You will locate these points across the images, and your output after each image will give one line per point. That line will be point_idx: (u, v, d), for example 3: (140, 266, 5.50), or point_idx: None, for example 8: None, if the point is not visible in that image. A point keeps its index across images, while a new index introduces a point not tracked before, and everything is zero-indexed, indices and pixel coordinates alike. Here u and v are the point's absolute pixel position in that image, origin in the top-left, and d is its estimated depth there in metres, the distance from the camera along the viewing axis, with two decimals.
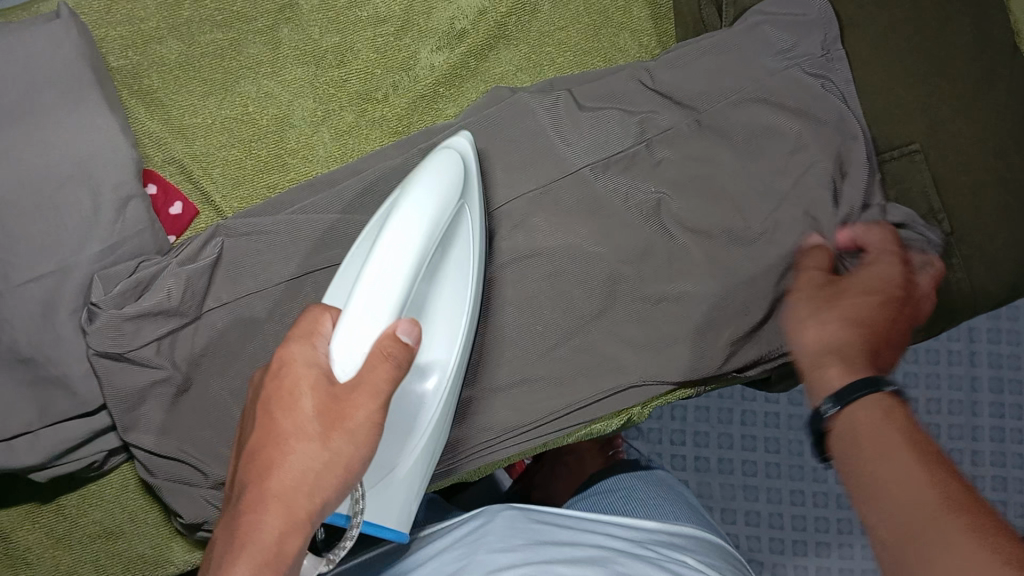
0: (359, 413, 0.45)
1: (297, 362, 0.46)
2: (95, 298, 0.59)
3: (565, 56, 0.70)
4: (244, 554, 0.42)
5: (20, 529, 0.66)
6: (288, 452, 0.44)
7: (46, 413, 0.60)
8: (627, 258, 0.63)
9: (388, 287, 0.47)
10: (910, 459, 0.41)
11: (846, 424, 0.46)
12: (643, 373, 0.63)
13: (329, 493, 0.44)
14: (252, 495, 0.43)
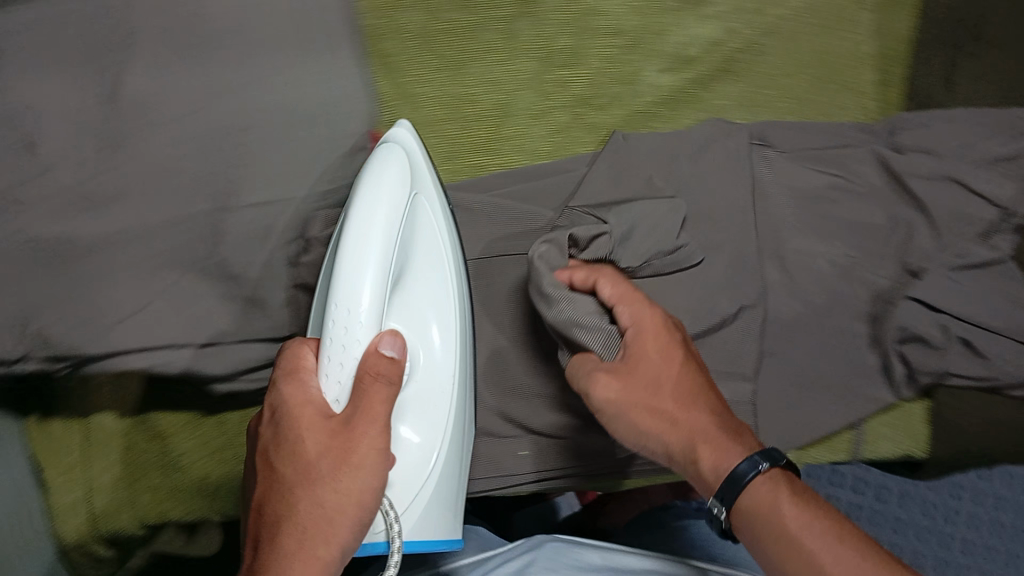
0: (365, 444, 0.49)
1: (296, 405, 0.50)
2: (314, 232, 0.65)
3: (786, 101, 0.71)
4: None
5: (179, 436, 0.71)
6: (298, 499, 0.48)
7: (241, 329, 0.64)
8: (799, 305, 0.67)
9: (365, 298, 0.51)
10: (833, 557, 0.44)
11: (748, 528, 0.47)
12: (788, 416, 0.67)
13: (351, 526, 0.48)
14: (271, 552, 0.47)
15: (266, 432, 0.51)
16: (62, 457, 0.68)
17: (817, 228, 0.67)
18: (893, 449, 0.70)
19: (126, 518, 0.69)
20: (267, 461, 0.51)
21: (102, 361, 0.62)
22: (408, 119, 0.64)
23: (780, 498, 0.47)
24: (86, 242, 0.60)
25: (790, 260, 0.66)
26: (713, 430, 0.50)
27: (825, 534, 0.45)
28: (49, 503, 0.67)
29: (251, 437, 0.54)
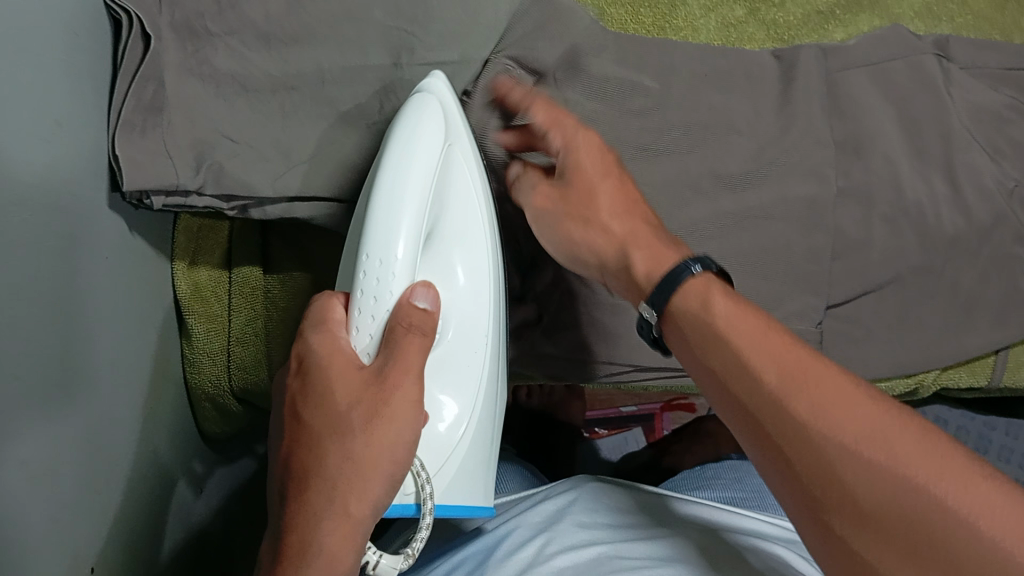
0: (394, 394, 0.45)
1: (327, 355, 0.46)
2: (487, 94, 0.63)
3: (962, 17, 0.73)
4: None
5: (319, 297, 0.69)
6: (324, 456, 0.44)
7: None
8: (969, 224, 0.66)
9: (397, 258, 0.48)
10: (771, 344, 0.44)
11: (698, 293, 0.49)
12: (935, 329, 0.68)
13: (379, 484, 0.44)
14: (301, 519, 0.44)
15: (298, 380, 0.47)
16: (210, 307, 0.68)
17: (989, 144, 0.68)
18: None
19: (261, 375, 0.70)
20: (297, 414, 0.46)
21: (270, 206, 0.62)
22: (438, 72, 0.59)
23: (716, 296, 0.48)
24: (268, 83, 0.60)
25: (959, 173, 0.66)
26: (655, 240, 0.56)
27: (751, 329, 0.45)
28: (188, 354, 0.68)
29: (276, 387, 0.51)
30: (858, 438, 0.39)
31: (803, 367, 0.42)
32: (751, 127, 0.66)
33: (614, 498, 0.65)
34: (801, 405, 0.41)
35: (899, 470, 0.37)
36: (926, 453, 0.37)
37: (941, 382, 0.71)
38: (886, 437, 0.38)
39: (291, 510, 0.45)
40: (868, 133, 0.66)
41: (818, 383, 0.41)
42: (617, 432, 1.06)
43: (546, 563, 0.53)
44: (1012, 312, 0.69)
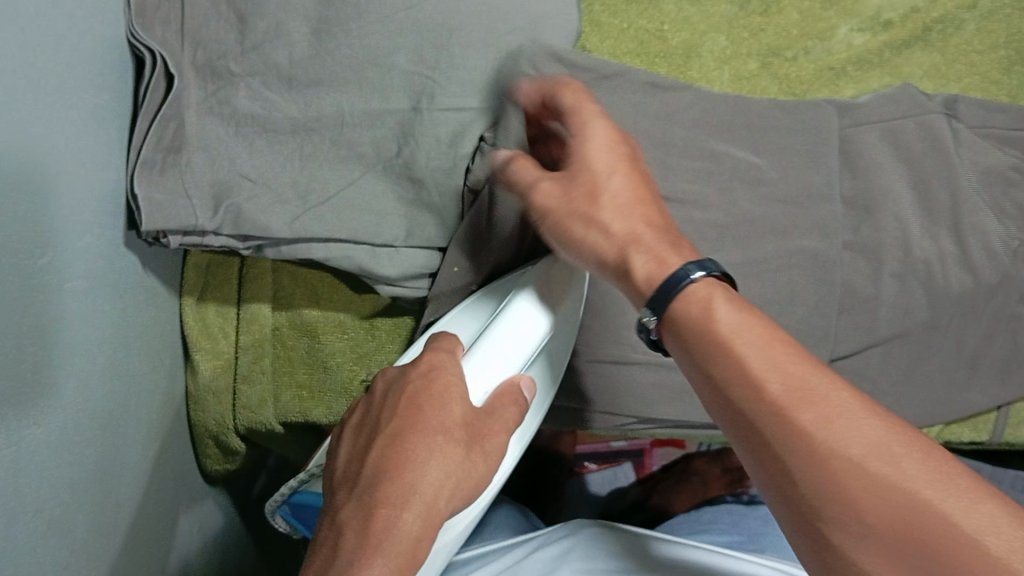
0: (491, 441, 0.47)
1: (452, 371, 0.48)
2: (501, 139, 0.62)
3: (973, 77, 0.74)
4: (380, 553, 0.40)
5: (328, 335, 0.68)
6: (432, 449, 0.44)
7: (413, 234, 0.64)
8: (971, 283, 0.67)
9: (501, 366, 0.51)
10: (760, 349, 0.40)
11: (703, 297, 0.43)
12: (938, 385, 0.68)
13: (446, 513, 0.44)
14: (392, 491, 0.43)
15: (415, 384, 0.47)
16: (216, 342, 0.67)
17: (996, 205, 0.68)
18: None
19: (265, 415, 0.68)
20: (396, 411, 0.46)
21: (285, 247, 0.61)
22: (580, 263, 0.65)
23: (721, 305, 0.42)
24: (288, 125, 0.61)
25: (966, 233, 0.67)
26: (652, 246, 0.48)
27: (746, 330, 0.41)
28: (193, 390, 0.68)
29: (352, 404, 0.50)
30: (857, 434, 0.35)
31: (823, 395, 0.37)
32: (761, 181, 0.67)
33: (617, 544, 0.63)
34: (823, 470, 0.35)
35: (889, 465, 0.34)
36: (924, 469, 0.34)
37: (943, 438, 0.71)
38: (888, 437, 0.35)
39: (366, 508, 0.42)
40: (876, 191, 0.67)
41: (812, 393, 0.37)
42: (606, 467, 1.04)
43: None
44: (1015, 371, 0.69)
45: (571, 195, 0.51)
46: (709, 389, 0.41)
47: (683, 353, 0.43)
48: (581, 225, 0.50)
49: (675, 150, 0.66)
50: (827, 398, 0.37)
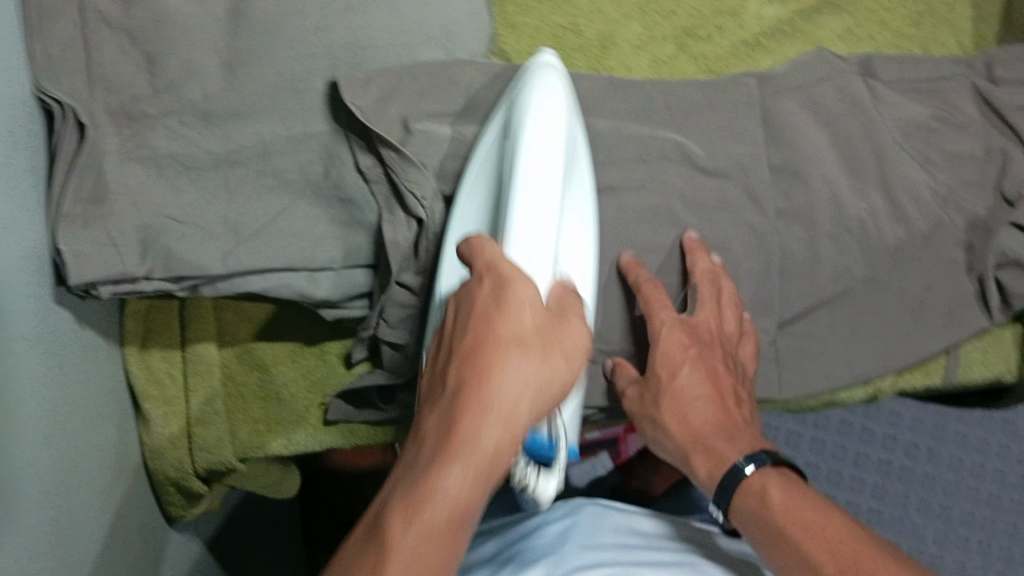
0: (568, 344, 0.49)
1: (520, 278, 0.49)
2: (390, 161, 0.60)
3: (885, 36, 0.75)
4: (434, 505, 0.44)
5: (280, 365, 0.67)
6: (506, 365, 0.46)
7: (349, 254, 0.63)
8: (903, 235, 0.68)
9: (535, 209, 0.53)
10: (817, 517, 0.54)
11: (757, 485, 0.57)
12: (887, 337, 0.70)
13: (524, 426, 0.46)
14: (462, 421, 0.45)
15: (479, 301, 0.49)
16: (164, 388, 0.66)
17: (921, 157, 0.69)
18: (985, 372, 0.71)
19: (223, 454, 0.67)
20: (463, 327, 0.49)
21: (221, 283, 0.60)
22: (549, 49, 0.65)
23: (774, 487, 0.56)
24: (210, 159, 0.60)
25: (895, 186, 0.68)
26: (745, 435, 0.61)
27: (795, 514, 0.54)
28: (147, 439, 0.67)
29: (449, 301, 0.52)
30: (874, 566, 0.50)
31: (842, 548, 0.52)
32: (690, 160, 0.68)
33: (623, 523, 0.66)
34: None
35: None
36: None
37: (896, 388, 0.72)
38: None
39: (447, 430, 0.45)
40: (804, 157, 0.68)
41: (864, 561, 0.50)
42: (584, 459, 1.01)
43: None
44: (959, 315, 0.70)
45: (708, 362, 0.63)
46: (771, 547, 0.55)
47: (750, 523, 0.57)
48: (705, 391, 0.62)
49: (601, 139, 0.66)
50: (855, 553, 0.51)
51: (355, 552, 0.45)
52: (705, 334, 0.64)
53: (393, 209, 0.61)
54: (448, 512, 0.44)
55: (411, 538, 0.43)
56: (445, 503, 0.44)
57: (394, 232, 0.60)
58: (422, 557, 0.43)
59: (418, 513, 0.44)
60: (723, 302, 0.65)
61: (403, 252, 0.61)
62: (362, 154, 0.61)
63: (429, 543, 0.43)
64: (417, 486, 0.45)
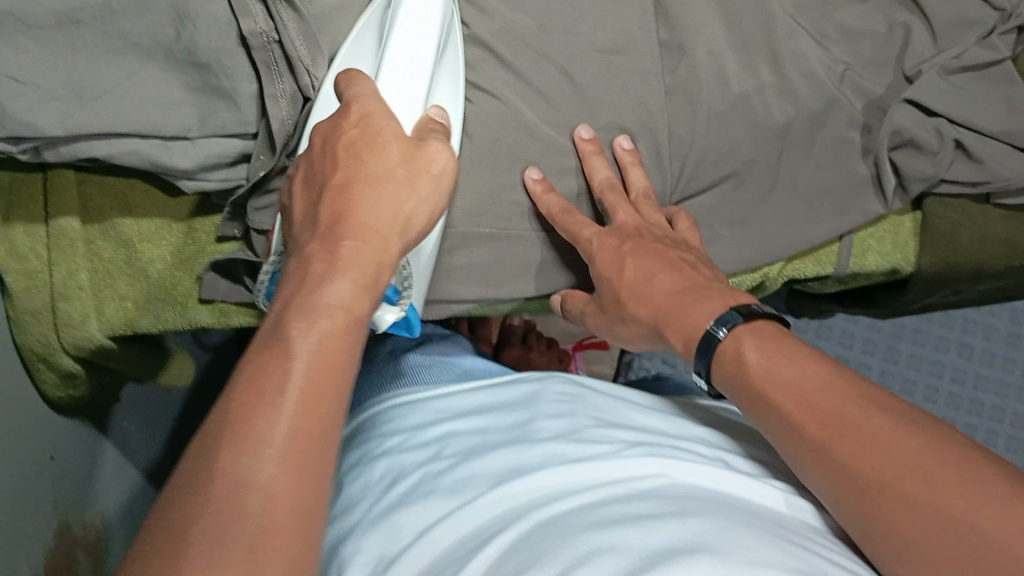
0: (434, 166, 0.52)
1: (382, 116, 0.51)
2: (275, 5, 0.61)
3: None
4: (323, 313, 0.41)
5: (147, 244, 0.66)
6: (371, 193, 0.48)
7: (205, 123, 0.62)
8: (792, 116, 0.66)
9: (416, 58, 0.58)
10: (814, 371, 0.49)
11: (734, 346, 0.52)
12: (776, 222, 0.67)
13: (402, 241, 0.48)
14: (336, 232, 0.45)
15: (351, 129, 0.50)
16: (26, 259, 0.63)
17: (816, 31, 0.66)
18: (880, 261, 0.70)
19: (87, 330, 0.66)
20: (335, 156, 0.49)
21: (64, 147, 0.59)
22: None
23: (749, 344, 0.52)
24: (51, 18, 0.56)
25: (784, 61, 0.66)
26: (715, 292, 0.56)
27: (788, 368, 0.50)
28: (12, 313, 0.65)
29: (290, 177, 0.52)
30: (905, 461, 0.44)
31: (824, 398, 0.48)
32: (571, 32, 0.64)
33: (592, 399, 0.63)
34: (859, 465, 0.45)
35: (930, 480, 0.43)
36: (923, 449, 0.44)
37: (785, 276, 0.70)
38: (925, 461, 0.44)
39: (328, 242, 0.45)
40: (688, 30, 0.65)
41: (860, 422, 0.46)
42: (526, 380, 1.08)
43: (537, 467, 0.52)
44: (853, 200, 0.67)
45: (646, 248, 0.61)
46: (756, 409, 0.51)
47: (730, 382, 0.52)
48: (660, 269, 0.60)
49: (476, 11, 0.63)
50: (886, 443, 0.45)
51: (253, 362, 0.39)
52: (635, 227, 0.62)
53: (275, 80, 0.62)
54: (342, 314, 0.42)
55: (309, 343, 0.39)
56: (338, 305, 0.42)
57: (277, 108, 0.62)
58: (325, 361, 0.40)
59: (314, 319, 0.41)
60: (638, 201, 0.64)
61: (286, 126, 0.63)
62: (245, 19, 0.60)
63: (328, 347, 0.40)
64: (307, 294, 0.42)
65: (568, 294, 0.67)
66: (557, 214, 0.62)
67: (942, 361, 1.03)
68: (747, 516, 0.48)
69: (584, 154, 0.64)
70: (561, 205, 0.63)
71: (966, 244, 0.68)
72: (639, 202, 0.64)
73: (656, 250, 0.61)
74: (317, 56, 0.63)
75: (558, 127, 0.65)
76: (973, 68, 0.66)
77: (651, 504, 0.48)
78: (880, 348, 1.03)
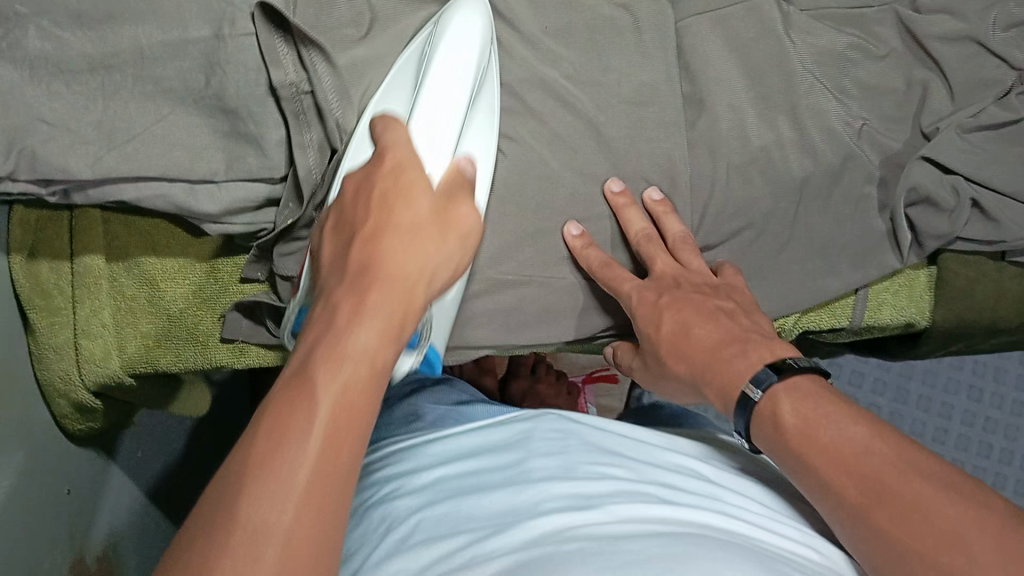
0: (465, 224, 0.53)
1: (413, 165, 0.53)
2: (310, 52, 0.61)
3: None
4: (348, 356, 0.43)
5: (169, 283, 0.67)
6: (400, 249, 0.49)
7: (233, 167, 0.62)
8: (810, 170, 0.67)
9: (447, 107, 0.60)
10: (853, 431, 0.50)
11: (770, 407, 0.53)
12: (791, 273, 0.68)
13: (427, 293, 0.50)
14: (360, 282, 0.47)
15: (384, 180, 0.52)
16: (50, 297, 0.65)
17: (836, 85, 0.67)
18: (894, 314, 0.71)
19: (109, 367, 0.67)
20: (367, 204, 0.51)
21: (93, 191, 0.60)
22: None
23: (785, 406, 0.52)
24: (85, 64, 0.58)
25: (803, 114, 0.66)
26: (759, 347, 0.56)
27: (829, 431, 0.50)
28: (35, 349, 0.66)
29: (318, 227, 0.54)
30: (941, 530, 0.44)
31: (867, 461, 0.48)
32: (599, 84, 0.65)
33: (584, 435, 0.64)
34: (898, 532, 0.46)
35: (970, 547, 0.43)
36: (963, 516, 0.45)
37: (800, 327, 0.71)
38: (964, 527, 0.44)
39: (357, 290, 0.46)
40: (707, 83, 0.66)
41: (900, 489, 0.47)
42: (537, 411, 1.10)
43: (535, 507, 0.53)
44: (870, 254, 0.69)
45: (690, 298, 0.61)
46: (797, 473, 0.51)
47: (773, 444, 0.53)
48: (702, 318, 0.60)
49: (511, 58, 0.65)
50: (925, 511, 0.45)
51: (281, 398, 0.40)
52: (673, 277, 0.63)
53: (304, 131, 0.63)
54: (366, 363, 0.43)
55: (334, 383, 0.41)
56: (362, 352, 0.43)
57: (304, 158, 0.63)
58: (344, 400, 0.41)
59: (342, 364, 0.42)
60: (678, 247, 0.65)
61: (311, 178, 0.63)
62: (277, 70, 0.60)
63: (352, 391, 0.42)
64: (330, 343, 0.43)
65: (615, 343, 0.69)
66: (598, 268, 0.64)
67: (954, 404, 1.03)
68: (750, 552, 0.49)
69: (619, 208, 0.65)
70: (603, 260, 0.64)
71: (981, 300, 0.69)
72: (681, 248, 0.65)
73: (698, 300, 0.61)
74: (348, 112, 0.64)
75: (580, 175, 0.66)
76: (990, 129, 0.67)
77: (657, 543, 0.48)
78: (892, 388, 1.04)
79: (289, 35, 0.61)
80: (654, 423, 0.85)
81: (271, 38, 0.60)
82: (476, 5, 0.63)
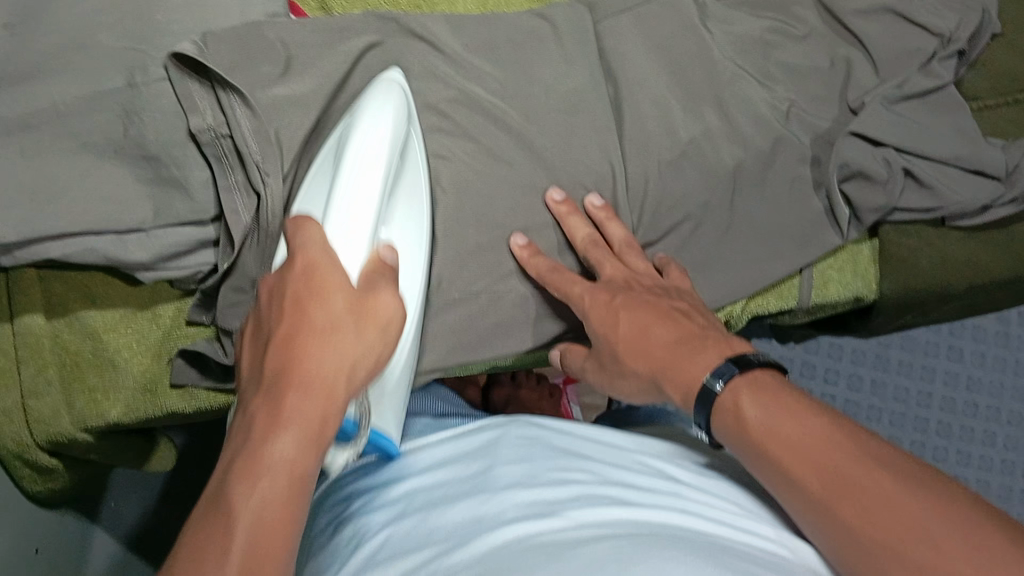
0: (383, 313, 0.50)
1: (327, 264, 0.50)
2: (224, 96, 0.60)
3: None
4: (263, 480, 0.41)
5: (112, 335, 0.67)
6: (322, 348, 0.46)
7: (161, 214, 0.61)
8: (745, 156, 0.67)
9: (369, 191, 0.54)
10: (812, 424, 0.48)
11: (732, 402, 0.51)
12: (745, 261, 0.68)
13: (350, 388, 0.47)
14: (278, 389, 0.44)
15: (296, 284, 0.49)
16: None
17: (759, 71, 0.69)
18: (842, 291, 0.72)
19: (61, 426, 0.66)
20: (282, 309, 0.48)
21: (21, 251, 0.60)
22: (394, 70, 0.62)
23: (747, 399, 0.51)
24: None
25: (728, 104, 0.67)
26: (711, 344, 0.55)
27: (790, 426, 0.48)
28: None
29: (240, 334, 0.52)
30: (903, 525, 0.43)
31: (828, 454, 0.47)
32: (525, 96, 0.65)
33: (552, 439, 0.61)
34: (863, 525, 0.44)
35: (929, 543, 0.42)
36: (924, 509, 0.43)
37: (750, 312, 0.71)
38: (924, 517, 0.42)
39: (273, 398, 0.44)
40: (632, 81, 0.66)
41: (860, 484, 0.45)
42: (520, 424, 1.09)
43: (495, 518, 0.50)
44: (812, 235, 0.68)
45: (638, 301, 0.60)
46: (760, 469, 0.49)
47: (736, 440, 0.51)
48: (653, 320, 0.59)
49: (436, 79, 0.65)
50: (888, 505, 0.44)
51: (194, 531, 0.39)
52: (623, 279, 0.62)
53: (229, 173, 0.62)
54: (284, 473, 0.42)
55: (249, 503, 0.40)
56: (279, 462, 0.42)
57: (233, 200, 0.61)
58: (266, 519, 0.40)
59: (256, 480, 0.41)
60: (622, 252, 0.64)
61: (243, 219, 0.62)
62: (193, 116, 0.60)
63: (272, 503, 0.40)
64: (252, 450, 0.42)
65: (565, 351, 0.67)
66: (545, 274, 0.64)
67: (935, 370, 1.03)
68: (712, 549, 0.46)
69: (561, 216, 0.64)
70: (547, 267, 0.64)
71: (927, 269, 0.70)
72: (625, 251, 0.64)
73: (647, 303, 0.60)
74: (270, 155, 0.61)
75: (520, 186, 0.65)
76: (920, 94, 0.69)
77: (614, 544, 0.45)
78: (870, 358, 1.03)
79: (206, 78, 0.61)
80: (629, 423, 0.84)
81: (186, 84, 0.60)
82: (397, 84, 0.61)
